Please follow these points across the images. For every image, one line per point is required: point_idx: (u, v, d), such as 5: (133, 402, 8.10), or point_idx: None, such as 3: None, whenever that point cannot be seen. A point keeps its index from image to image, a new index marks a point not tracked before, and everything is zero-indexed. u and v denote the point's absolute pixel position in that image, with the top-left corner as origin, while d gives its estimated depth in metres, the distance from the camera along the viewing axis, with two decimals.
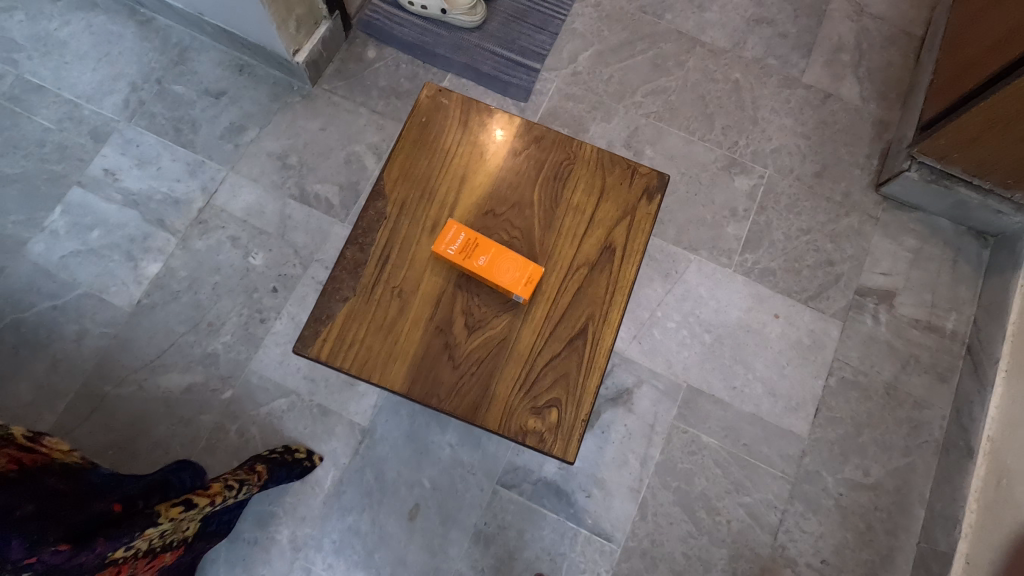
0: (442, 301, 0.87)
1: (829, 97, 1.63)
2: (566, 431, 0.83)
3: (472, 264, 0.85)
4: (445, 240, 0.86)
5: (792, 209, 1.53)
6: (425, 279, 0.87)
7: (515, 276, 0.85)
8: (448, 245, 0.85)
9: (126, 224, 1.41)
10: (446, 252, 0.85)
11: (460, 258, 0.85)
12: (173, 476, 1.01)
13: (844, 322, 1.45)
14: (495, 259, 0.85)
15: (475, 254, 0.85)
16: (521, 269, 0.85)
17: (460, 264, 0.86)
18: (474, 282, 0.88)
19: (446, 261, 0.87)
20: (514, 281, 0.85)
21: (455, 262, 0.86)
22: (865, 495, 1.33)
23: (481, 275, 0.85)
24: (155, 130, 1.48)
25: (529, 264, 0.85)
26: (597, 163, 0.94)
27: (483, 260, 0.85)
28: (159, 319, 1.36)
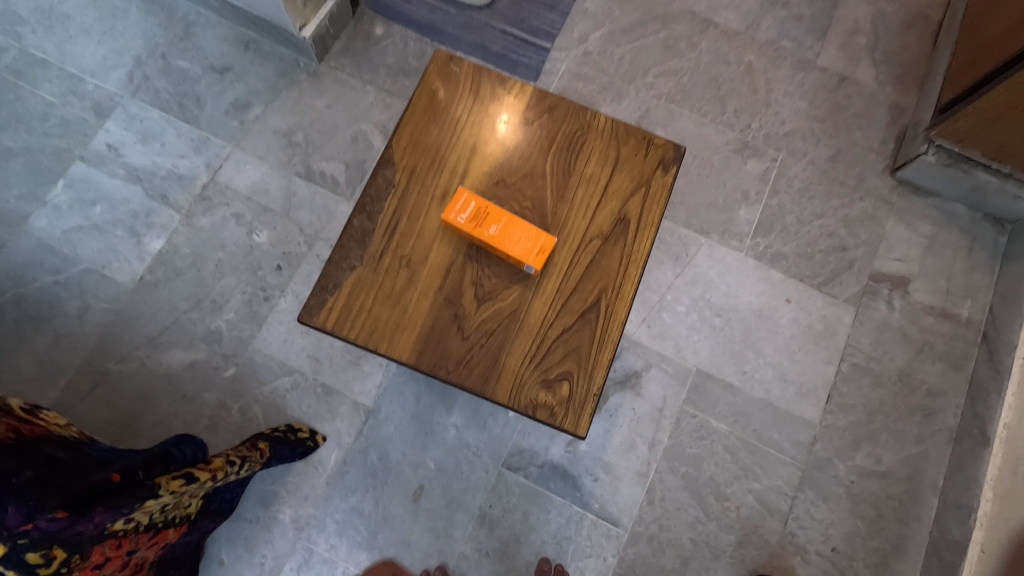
0: (452, 272, 0.85)
1: (844, 80, 1.60)
2: (577, 406, 0.81)
3: (482, 234, 0.83)
4: (455, 208, 0.83)
5: (804, 193, 1.50)
6: (434, 249, 0.85)
7: (527, 246, 0.83)
8: (458, 214, 0.83)
9: (129, 199, 1.39)
10: (456, 221, 0.83)
11: (470, 227, 0.83)
12: (174, 449, 0.99)
13: (857, 308, 1.42)
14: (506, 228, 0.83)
15: (486, 224, 0.83)
16: (533, 239, 0.83)
17: (470, 234, 0.84)
18: (484, 253, 0.86)
19: (456, 232, 0.85)
20: (526, 251, 0.83)
21: (465, 232, 0.84)
22: (876, 483, 1.31)
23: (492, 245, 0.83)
24: (159, 105, 1.46)
25: (541, 234, 0.83)
26: (613, 133, 0.92)
27: (494, 230, 0.83)
28: (161, 296, 1.34)
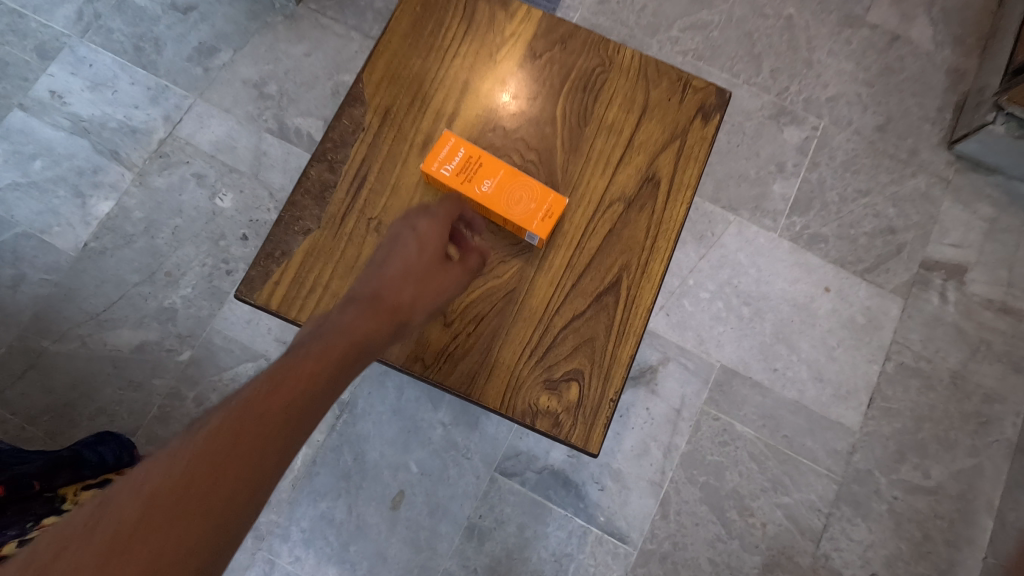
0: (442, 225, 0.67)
1: (897, 39, 1.39)
2: (588, 414, 0.65)
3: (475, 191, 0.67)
4: (439, 158, 0.67)
5: (849, 167, 1.31)
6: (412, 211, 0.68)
7: (530, 207, 0.67)
8: (444, 164, 0.67)
9: (74, 154, 1.21)
10: (440, 173, 0.66)
11: (458, 182, 0.66)
12: (87, 452, 0.80)
13: (906, 300, 1.24)
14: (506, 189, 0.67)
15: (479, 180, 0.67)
16: (538, 199, 0.67)
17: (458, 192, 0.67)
18: (475, 217, 0.69)
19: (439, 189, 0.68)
20: (528, 214, 0.67)
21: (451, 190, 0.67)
22: (923, 500, 1.14)
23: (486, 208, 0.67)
24: (112, 48, 1.27)
25: (550, 195, 0.67)
26: (641, 71, 0.74)
27: (489, 187, 0.67)
28: (108, 266, 1.16)
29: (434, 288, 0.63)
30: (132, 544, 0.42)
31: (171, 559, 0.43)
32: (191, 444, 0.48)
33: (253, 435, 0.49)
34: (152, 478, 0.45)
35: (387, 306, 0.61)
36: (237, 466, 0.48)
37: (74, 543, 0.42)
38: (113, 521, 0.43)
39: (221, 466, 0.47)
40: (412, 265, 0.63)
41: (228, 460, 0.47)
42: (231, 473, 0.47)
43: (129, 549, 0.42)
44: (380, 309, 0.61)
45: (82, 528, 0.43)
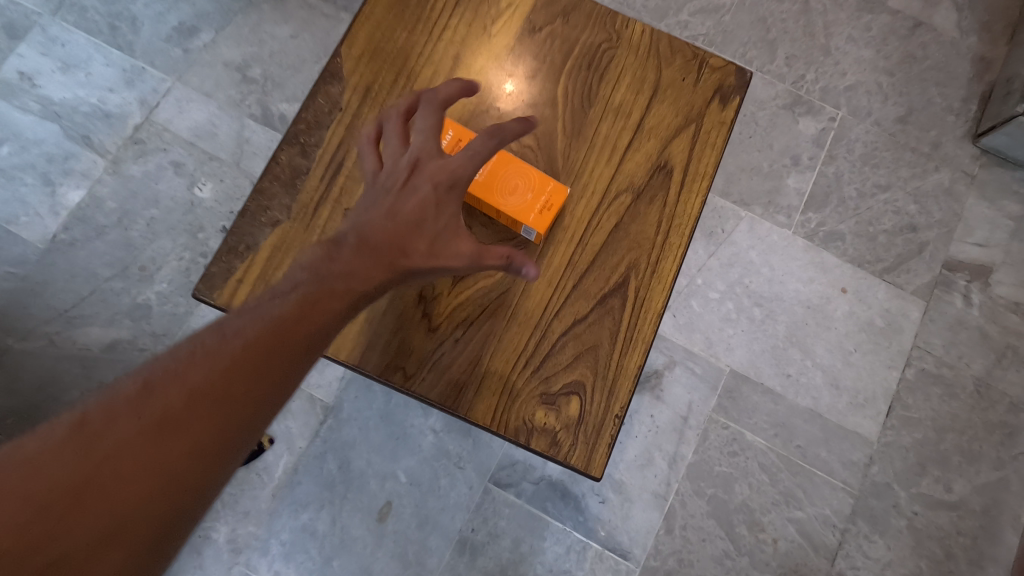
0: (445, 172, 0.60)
1: (920, 25, 1.29)
2: (591, 430, 0.61)
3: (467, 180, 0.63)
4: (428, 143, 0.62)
5: (868, 160, 1.23)
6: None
7: (526, 198, 0.63)
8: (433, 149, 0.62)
9: (44, 140, 1.14)
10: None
11: None
12: None
13: (928, 302, 1.17)
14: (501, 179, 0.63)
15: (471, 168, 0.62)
16: (535, 189, 0.63)
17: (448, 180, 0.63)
18: (466, 209, 0.65)
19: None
20: (525, 205, 0.63)
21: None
22: (944, 515, 1.07)
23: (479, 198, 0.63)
24: (85, 27, 1.19)
25: (548, 185, 0.63)
26: (651, 49, 0.70)
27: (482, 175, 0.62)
28: (78, 260, 1.09)
29: (447, 251, 0.57)
30: (175, 431, 0.42)
31: (209, 451, 0.43)
32: (227, 343, 0.47)
33: (281, 352, 0.48)
34: (194, 372, 0.45)
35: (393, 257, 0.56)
36: (268, 376, 0.47)
37: (123, 419, 0.42)
38: (159, 405, 0.43)
39: (256, 374, 0.46)
40: (428, 219, 0.57)
41: (261, 370, 0.47)
42: (262, 381, 0.47)
43: (172, 437, 0.42)
44: (385, 257, 0.55)
45: (127, 406, 0.42)
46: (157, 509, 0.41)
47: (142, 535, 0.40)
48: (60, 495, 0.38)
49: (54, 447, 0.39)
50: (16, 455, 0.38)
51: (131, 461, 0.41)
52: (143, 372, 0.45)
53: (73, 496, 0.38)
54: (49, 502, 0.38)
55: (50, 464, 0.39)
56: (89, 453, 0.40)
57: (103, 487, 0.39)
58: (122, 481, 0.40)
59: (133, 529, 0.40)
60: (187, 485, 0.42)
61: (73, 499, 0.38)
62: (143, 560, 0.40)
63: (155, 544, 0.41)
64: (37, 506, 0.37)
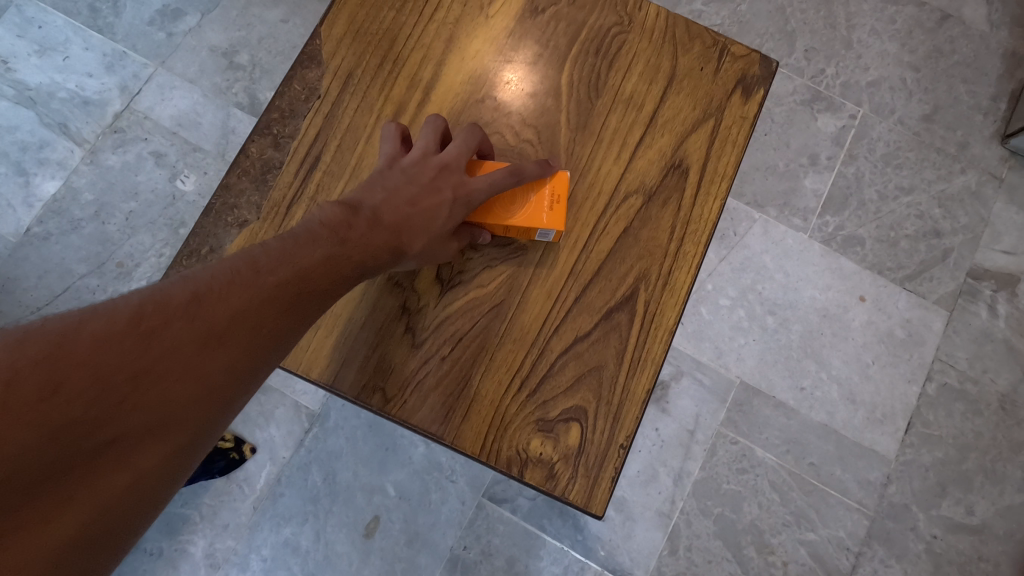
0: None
1: (948, 18, 1.21)
2: (592, 462, 0.55)
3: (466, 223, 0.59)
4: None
5: (889, 161, 1.16)
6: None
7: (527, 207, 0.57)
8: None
9: (17, 127, 1.08)
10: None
11: None
12: None
13: (951, 313, 1.10)
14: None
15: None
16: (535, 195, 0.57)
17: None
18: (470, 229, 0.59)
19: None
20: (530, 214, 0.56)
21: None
22: (965, 540, 1.01)
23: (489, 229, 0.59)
24: (63, 7, 1.13)
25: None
26: (667, 33, 0.64)
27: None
28: (52, 254, 1.03)
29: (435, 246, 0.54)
30: (221, 347, 0.42)
31: (248, 373, 0.44)
32: (270, 269, 0.46)
33: (317, 294, 0.47)
34: (241, 292, 0.44)
35: (398, 238, 0.52)
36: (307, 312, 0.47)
37: (172, 324, 0.41)
38: (207, 318, 0.42)
39: (294, 308, 0.46)
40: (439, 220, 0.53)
41: (300, 306, 0.46)
42: (298, 317, 0.46)
43: (217, 354, 0.42)
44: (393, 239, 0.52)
45: (177, 311, 0.41)
46: (197, 418, 0.42)
47: (180, 438, 0.41)
48: (117, 386, 0.39)
49: (110, 336, 0.39)
50: (76, 334, 0.38)
51: (180, 369, 0.41)
52: (190, 278, 0.43)
53: (126, 392, 0.39)
54: (107, 390, 0.38)
55: (108, 355, 0.38)
56: (144, 352, 0.40)
57: (152, 388, 0.40)
58: (169, 387, 0.40)
59: (174, 431, 0.41)
60: (225, 401, 0.43)
61: (127, 393, 0.39)
62: (178, 458, 0.42)
63: (192, 446, 0.42)
64: (96, 392, 0.38)
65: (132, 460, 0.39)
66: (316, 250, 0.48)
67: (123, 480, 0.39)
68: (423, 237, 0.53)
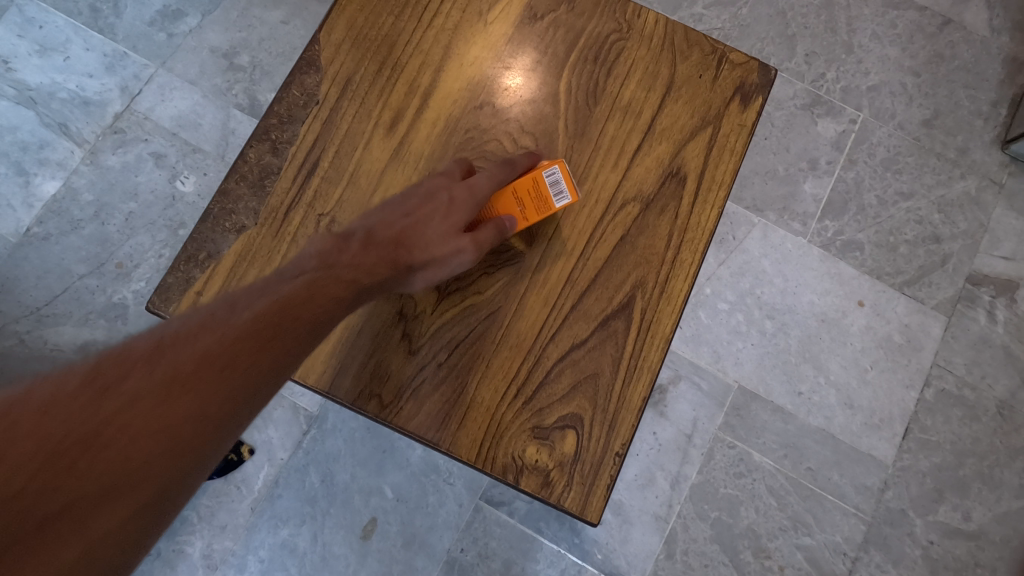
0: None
1: (949, 23, 1.21)
2: (587, 471, 0.56)
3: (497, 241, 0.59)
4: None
5: (889, 166, 1.15)
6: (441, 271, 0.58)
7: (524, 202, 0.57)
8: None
9: (17, 127, 1.08)
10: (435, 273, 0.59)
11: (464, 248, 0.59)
12: None
13: (949, 318, 1.10)
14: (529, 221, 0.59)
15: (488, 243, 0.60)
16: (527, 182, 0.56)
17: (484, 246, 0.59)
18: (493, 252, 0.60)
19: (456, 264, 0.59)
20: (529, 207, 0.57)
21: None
22: (962, 546, 1.01)
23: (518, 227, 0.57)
24: (64, 7, 1.13)
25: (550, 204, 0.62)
26: (666, 40, 0.64)
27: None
28: (52, 255, 1.03)
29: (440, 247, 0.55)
30: (182, 396, 0.43)
31: (218, 419, 0.44)
32: (237, 311, 0.47)
33: (291, 328, 0.48)
34: (204, 338, 0.45)
35: (397, 250, 0.54)
36: (277, 351, 0.47)
37: (131, 378, 0.42)
38: (169, 368, 0.43)
39: (265, 346, 0.46)
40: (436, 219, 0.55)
41: (268, 346, 0.46)
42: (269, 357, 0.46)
43: (179, 402, 0.42)
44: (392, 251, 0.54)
45: (137, 364, 0.43)
46: (160, 473, 0.42)
47: (140, 497, 0.41)
48: (68, 448, 0.39)
49: (65, 397, 0.40)
50: (31, 401, 0.40)
51: (140, 423, 0.41)
52: (155, 332, 0.45)
53: (79, 452, 0.39)
54: (58, 453, 0.39)
55: (60, 416, 0.39)
56: (98, 410, 0.41)
57: (108, 445, 0.40)
58: (127, 442, 0.41)
59: (134, 490, 0.40)
60: (192, 451, 0.43)
61: (79, 454, 0.39)
62: (140, 521, 0.41)
63: (158, 503, 0.42)
64: (45, 457, 0.38)
65: (85, 528, 0.39)
66: (288, 286, 0.49)
67: (75, 551, 0.38)
68: (421, 244, 0.55)
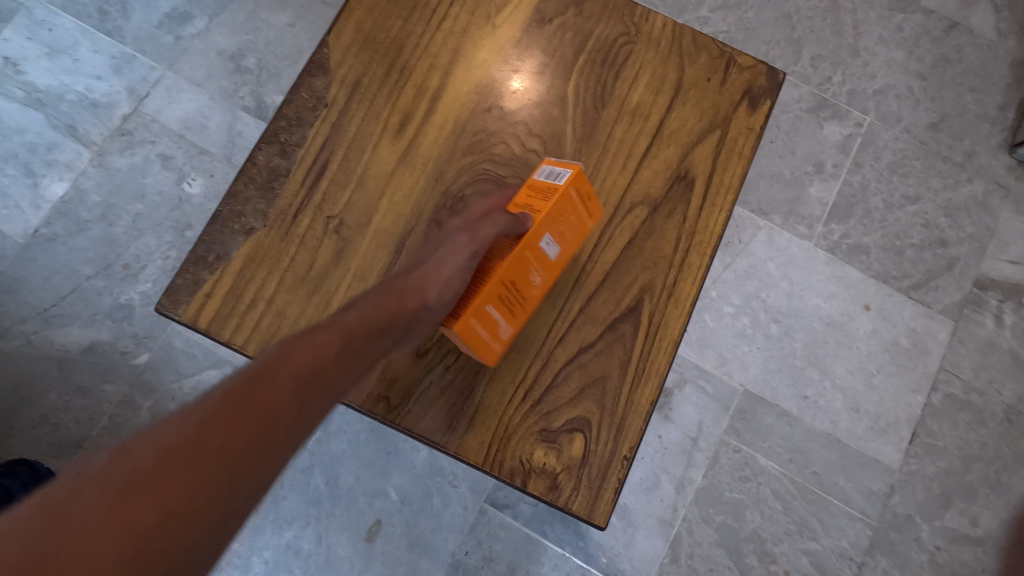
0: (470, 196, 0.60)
1: (955, 26, 1.21)
2: (595, 474, 0.56)
3: (530, 255, 0.53)
4: (489, 336, 0.54)
5: (896, 169, 1.15)
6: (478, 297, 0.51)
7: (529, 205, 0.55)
8: (484, 324, 0.53)
9: (26, 129, 1.08)
10: (483, 311, 0.52)
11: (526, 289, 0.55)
12: None
13: (956, 322, 1.09)
14: (559, 227, 0.54)
15: (532, 268, 0.54)
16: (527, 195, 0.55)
17: (518, 261, 0.53)
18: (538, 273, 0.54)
19: (496, 288, 0.52)
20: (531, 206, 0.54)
21: (514, 285, 0.53)
22: (969, 551, 1.00)
23: (533, 219, 0.53)
24: (72, 10, 1.13)
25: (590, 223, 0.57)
26: (673, 44, 0.64)
27: (554, 255, 0.55)
28: (59, 256, 1.04)
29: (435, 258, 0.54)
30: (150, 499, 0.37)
31: (203, 514, 0.39)
32: (211, 399, 0.44)
33: (279, 397, 0.46)
34: (172, 433, 0.41)
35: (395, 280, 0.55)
36: (270, 423, 0.44)
37: (80, 496, 0.37)
38: (129, 473, 0.38)
39: (249, 422, 0.43)
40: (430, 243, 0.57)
41: (259, 419, 0.44)
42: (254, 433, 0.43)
43: (156, 500, 0.38)
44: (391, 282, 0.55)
45: (89, 481, 0.37)
46: None
47: None
48: None
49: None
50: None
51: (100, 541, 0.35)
52: (106, 449, 0.40)
53: None
54: None
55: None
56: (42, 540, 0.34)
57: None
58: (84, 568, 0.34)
59: None
60: (175, 558, 0.37)
61: None
62: None
63: None
64: None
65: None
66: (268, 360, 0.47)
67: None
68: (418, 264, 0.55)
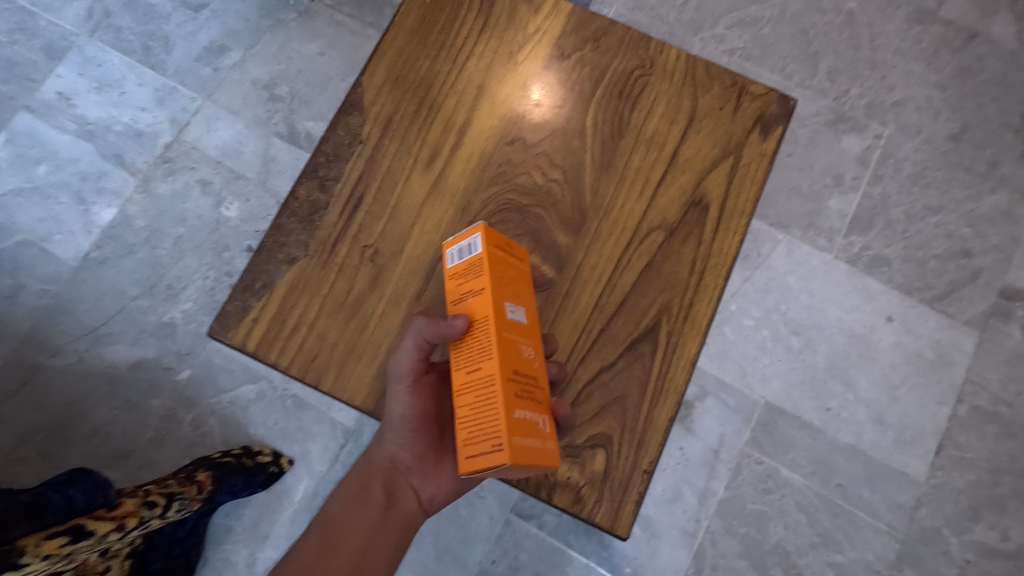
0: (495, 223, 0.63)
1: (975, 36, 1.21)
2: (616, 488, 0.58)
3: (508, 333, 0.49)
4: (538, 440, 0.48)
5: (917, 180, 1.15)
6: (506, 408, 0.46)
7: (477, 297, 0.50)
8: (527, 433, 0.47)
9: (78, 158, 1.16)
10: (516, 420, 0.46)
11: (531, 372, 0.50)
12: (53, 494, 0.72)
13: (982, 333, 1.09)
14: (507, 289, 0.51)
15: (520, 344, 0.50)
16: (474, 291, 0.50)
17: (508, 346, 0.48)
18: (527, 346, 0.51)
19: (509, 386, 0.47)
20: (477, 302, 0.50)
21: (520, 372, 0.49)
22: (1000, 565, 0.99)
23: (489, 301, 0.49)
24: (120, 47, 1.21)
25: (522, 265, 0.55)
26: (687, 75, 0.67)
27: (524, 318, 0.52)
28: (108, 277, 1.10)
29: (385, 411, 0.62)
30: None
31: None
32: None
33: None
34: None
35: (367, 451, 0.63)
36: None
37: None
38: None
39: None
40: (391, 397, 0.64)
41: None
42: None
43: None
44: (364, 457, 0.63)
45: None
46: None
47: None
48: None
49: None
50: None
51: None
52: None
53: None
54: None
55: None
56: None
57: None
58: None
59: None
60: None
61: None
62: None
63: None
64: None
65: None
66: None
67: None
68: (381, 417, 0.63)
